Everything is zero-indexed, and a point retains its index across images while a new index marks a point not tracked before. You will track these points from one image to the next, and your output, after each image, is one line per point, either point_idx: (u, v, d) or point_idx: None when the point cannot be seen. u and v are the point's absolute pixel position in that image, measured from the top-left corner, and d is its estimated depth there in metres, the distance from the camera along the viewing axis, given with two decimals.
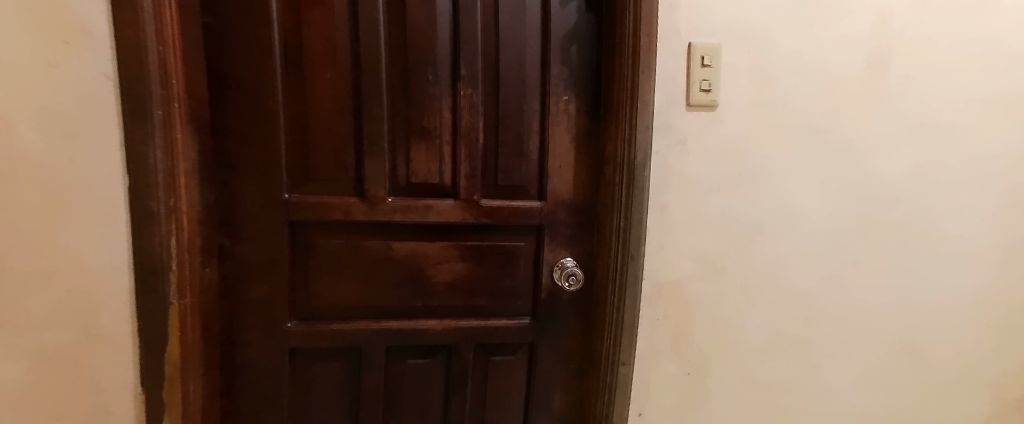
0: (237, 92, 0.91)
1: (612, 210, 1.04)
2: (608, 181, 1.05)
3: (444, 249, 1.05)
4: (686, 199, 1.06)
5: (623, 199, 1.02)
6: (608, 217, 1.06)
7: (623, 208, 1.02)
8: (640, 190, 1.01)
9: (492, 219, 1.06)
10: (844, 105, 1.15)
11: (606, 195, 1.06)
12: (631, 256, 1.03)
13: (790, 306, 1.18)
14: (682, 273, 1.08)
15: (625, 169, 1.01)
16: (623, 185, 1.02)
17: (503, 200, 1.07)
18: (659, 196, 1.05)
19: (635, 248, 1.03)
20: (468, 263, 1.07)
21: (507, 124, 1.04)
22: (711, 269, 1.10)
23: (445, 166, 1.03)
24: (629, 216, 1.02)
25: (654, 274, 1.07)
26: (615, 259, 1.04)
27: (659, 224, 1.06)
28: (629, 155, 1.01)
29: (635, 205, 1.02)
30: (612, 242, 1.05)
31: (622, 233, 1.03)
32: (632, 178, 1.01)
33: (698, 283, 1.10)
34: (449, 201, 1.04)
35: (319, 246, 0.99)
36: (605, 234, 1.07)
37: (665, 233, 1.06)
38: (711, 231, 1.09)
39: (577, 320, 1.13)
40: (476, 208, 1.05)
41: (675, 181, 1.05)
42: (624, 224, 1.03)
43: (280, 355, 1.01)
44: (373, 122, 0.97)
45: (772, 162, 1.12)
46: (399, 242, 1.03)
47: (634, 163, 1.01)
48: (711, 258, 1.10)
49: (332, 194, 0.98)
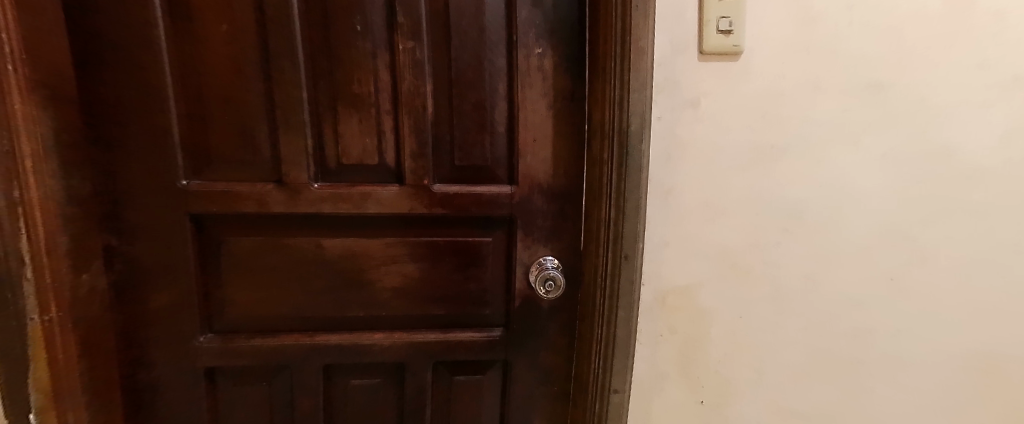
0: (114, 53, 0.73)
1: (599, 197, 0.80)
2: (596, 159, 0.80)
3: (389, 248, 0.85)
4: (698, 182, 0.81)
5: (612, 183, 0.77)
6: (593, 206, 0.82)
7: (612, 194, 0.78)
8: (635, 170, 0.76)
9: (449, 210, 0.84)
10: (918, 49, 0.85)
11: (593, 179, 0.81)
12: (624, 258, 0.79)
13: (837, 316, 0.92)
14: (692, 276, 0.84)
15: (614, 144, 0.76)
16: (611, 164, 0.77)
17: (462, 185, 0.85)
18: (660, 178, 0.80)
19: (629, 248, 0.79)
20: (421, 264, 0.86)
21: (462, 87, 0.81)
22: (731, 272, 0.85)
23: (385, 144, 0.82)
24: (620, 205, 0.77)
25: (655, 279, 0.83)
26: (603, 260, 0.81)
27: (661, 215, 0.81)
28: (619, 124, 0.76)
29: (629, 191, 0.77)
30: (600, 240, 0.81)
31: (610, 227, 0.79)
32: (624, 155, 0.76)
33: (713, 289, 0.85)
34: (393, 187, 0.82)
35: (232, 245, 0.81)
36: (591, 228, 0.83)
37: (670, 227, 0.81)
38: (732, 223, 0.84)
39: (561, 333, 0.91)
40: (427, 195, 0.83)
41: (684, 157, 0.80)
42: (615, 215, 0.78)
43: (193, 376, 0.84)
44: (288, 88, 0.77)
45: (816, 128, 0.85)
46: (332, 239, 0.83)
47: (626, 135, 0.75)
48: (731, 258, 0.85)
49: (243, 180, 0.79)
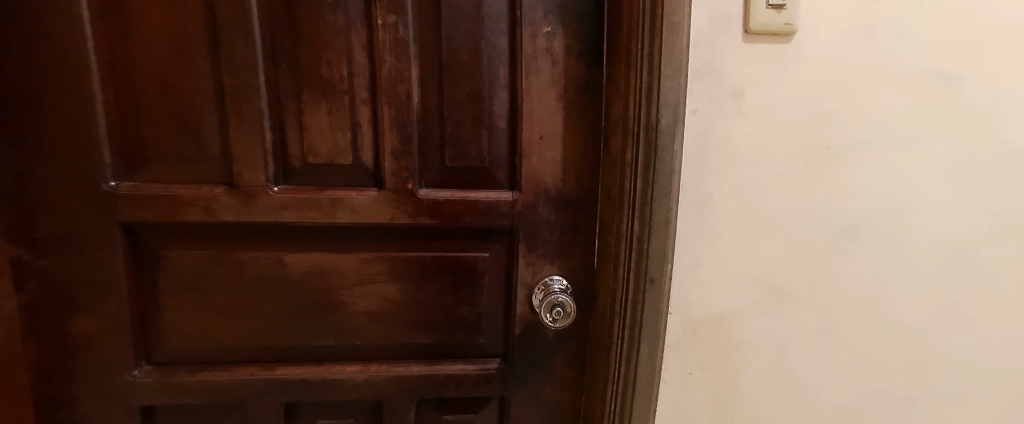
0: (24, 25, 0.59)
1: (620, 208, 0.65)
2: (616, 160, 0.66)
3: (364, 265, 0.71)
4: (738, 190, 0.67)
5: (636, 190, 0.63)
6: (611, 218, 0.68)
7: (636, 203, 0.64)
8: (664, 175, 0.62)
9: (437, 220, 0.70)
10: (1001, 34, 0.71)
11: (612, 184, 0.67)
12: (649, 281, 0.65)
13: (894, 350, 0.78)
14: (729, 303, 0.70)
15: (640, 142, 0.62)
16: (635, 167, 0.63)
17: (454, 190, 0.70)
18: (694, 184, 0.65)
19: (654, 269, 0.64)
20: (403, 284, 0.72)
21: (454, 72, 0.67)
22: (773, 298, 0.71)
23: (361, 139, 0.67)
24: (644, 217, 0.63)
25: (685, 307, 0.68)
26: (623, 283, 0.67)
27: (694, 230, 0.66)
28: (645, 118, 0.62)
29: (656, 200, 0.63)
30: (619, 259, 0.66)
31: (631, 243, 0.65)
32: (651, 156, 0.62)
33: (751, 318, 0.71)
34: (371, 192, 0.68)
35: (172, 259, 0.67)
36: (608, 243, 0.69)
37: (704, 244, 0.67)
38: (777, 239, 0.70)
39: (568, 366, 0.77)
40: (410, 202, 0.69)
41: (723, 158, 0.66)
42: (638, 229, 0.64)
43: (127, 416, 0.70)
44: (241, 69, 0.63)
45: (878, 126, 0.71)
46: (296, 253, 0.69)
47: (655, 131, 0.61)
48: (774, 281, 0.71)
49: (186, 182, 0.65)
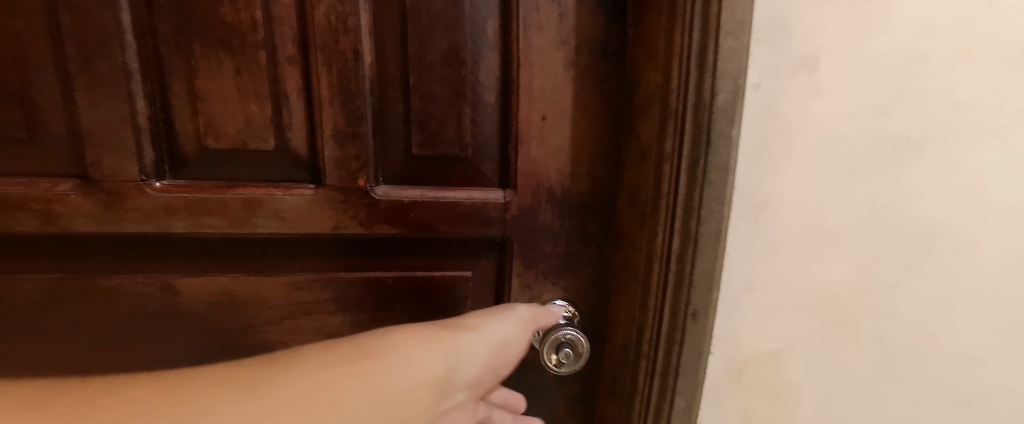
0: None
1: (653, 217, 0.48)
2: (647, 152, 0.48)
3: (297, 293, 0.51)
4: (802, 194, 0.51)
5: (677, 195, 0.46)
6: (637, 229, 0.50)
7: (676, 212, 0.46)
8: (718, 174, 0.45)
9: (400, 230, 0.51)
10: None
11: (641, 184, 0.50)
12: (690, 317, 0.48)
13: (965, 388, 0.64)
14: (783, 338, 0.54)
15: (686, 127, 0.45)
16: (677, 161, 0.46)
17: (424, 188, 0.51)
18: (750, 186, 0.49)
19: (698, 301, 0.48)
20: (353, 315, 0.53)
21: (424, 21, 0.47)
22: (832, 329, 0.57)
23: (286, 115, 0.46)
24: (687, 231, 0.46)
25: (729, 344, 0.53)
26: (653, 318, 0.50)
27: (747, 246, 0.51)
28: (696, 93, 0.44)
29: (705, 209, 0.45)
30: (649, 286, 0.49)
31: (667, 265, 0.48)
32: (702, 148, 0.44)
33: (805, 356, 0.56)
34: (305, 191, 0.47)
35: (1, 288, 0.45)
36: (633, 263, 0.51)
37: (759, 264, 0.51)
38: (842, 257, 0.55)
39: (571, 413, 0.60)
40: (362, 204, 0.49)
41: (787, 152, 0.49)
42: (678, 246, 0.47)
43: None
44: (92, 3, 0.41)
45: (972, 111, 0.54)
46: (194, 278, 0.48)
47: (710, 113, 0.44)
48: (835, 309, 0.56)
49: (20, 175, 0.43)
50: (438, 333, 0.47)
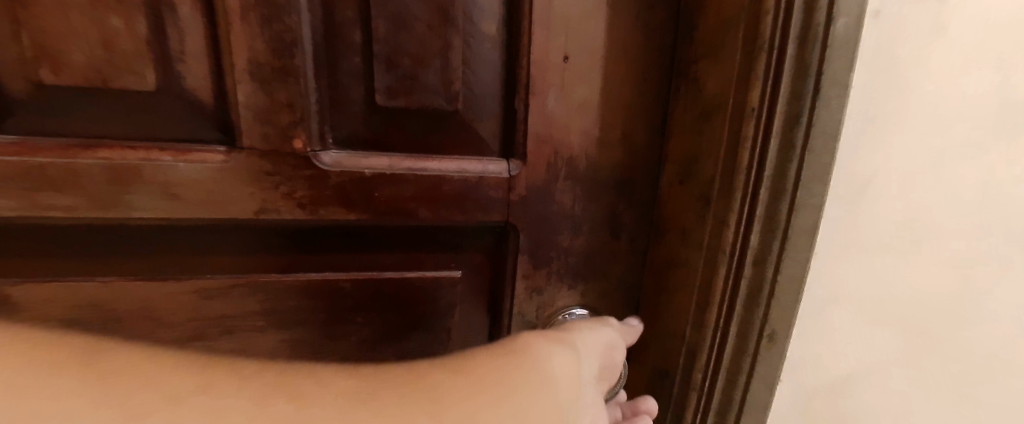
0: None
1: (724, 203, 0.34)
2: (717, 109, 0.34)
3: (208, 304, 0.35)
4: (911, 174, 0.38)
5: (764, 171, 0.32)
6: (693, 219, 0.36)
7: (760, 196, 0.32)
8: (825, 140, 0.31)
9: (361, 214, 0.35)
10: None
11: (705, 155, 0.35)
12: (766, 339, 0.35)
13: None
14: (863, 356, 0.43)
15: (785, 68, 0.30)
16: (766, 122, 0.31)
17: (395, 156, 0.36)
18: (853, 162, 0.36)
19: (778, 319, 0.35)
20: (297, 333, 0.37)
21: None
22: (919, 349, 0.44)
23: (174, 38, 0.29)
24: (774, 223, 0.33)
25: (798, 362, 0.42)
26: (712, 340, 0.36)
27: (839, 242, 0.39)
28: (803, 15, 0.29)
29: (803, 192, 0.32)
30: (710, 299, 0.36)
31: (739, 270, 0.34)
32: (806, 101, 0.30)
33: (883, 380, 0.45)
34: (213, 156, 0.31)
35: None
36: (687, 266, 0.37)
37: (849, 265, 0.40)
38: (946, 259, 0.41)
39: None
40: (302, 178, 0.33)
41: (902, 116, 0.36)
42: (757, 244, 0.33)
43: None
44: None
45: None
46: (42, 285, 0.31)
47: (823, 46, 0.29)
48: (926, 324, 0.43)
49: None
50: (559, 333, 0.35)
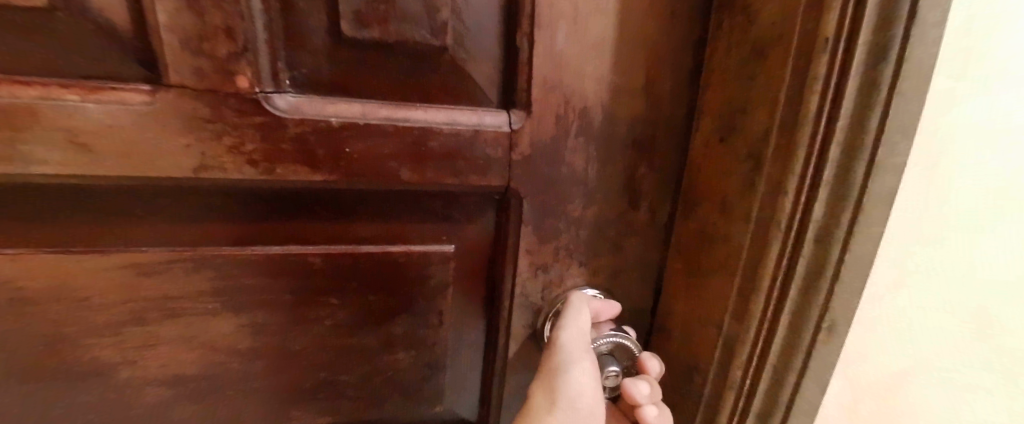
0: None
1: (783, 164, 0.27)
2: (774, 44, 0.27)
3: (145, 281, 0.29)
4: (1004, 135, 0.31)
5: (838, 122, 0.25)
6: (736, 185, 0.30)
7: (830, 154, 0.26)
8: (916, 83, 0.25)
9: (327, 175, 0.29)
10: None
11: (755, 105, 0.29)
12: (823, 332, 0.30)
13: None
14: (939, 355, 0.36)
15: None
16: (845, 57, 0.25)
17: (369, 103, 0.29)
18: (940, 118, 0.30)
19: (838, 308, 0.29)
20: (257, 318, 0.32)
21: None
22: (998, 352, 0.37)
23: None
24: (845, 191, 0.27)
25: (855, 363, 0.35)
26: (757, 333, 0.31)
27: (914, 217, 0.32)
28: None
29: (886, 149, 0.26)
30: (759, 283, 0.30)
31: (797, 248, 0.28)
32: (899, 27, 0.24)
33: (955, 387, 0.38)
34: (133, 96, 0.24)
35: None
36: (730, 245, 0.31)
37: (926, 246, 0.33)
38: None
39: None
40: (251, 128, 0.26)
41: (998, 62, 0.30)
42: (822, 217, 0.27)
43: None
44: None
45: None
46: None
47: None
48: (1009, 321, 0.36)
49: None
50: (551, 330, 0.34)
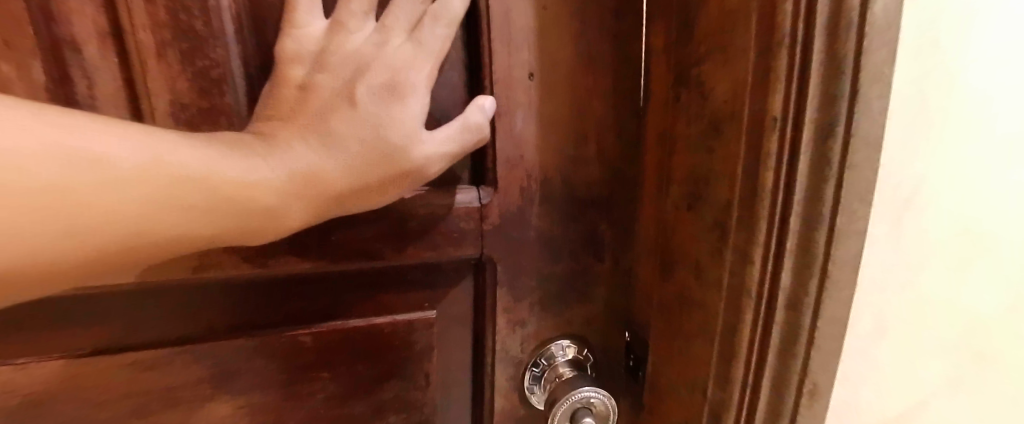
0: None
1: (745, 234, 0.28)
2: (729, 120, 0.28)
3: (146, 376, 0.31)
4: (961, 197, 0.33)
5: (793, 196, 0.26)
6: (709, 253, 0.31)
7: (790, 225, 0.27)
8: (869, 150, 0.25)
9: (315, 262, 0.32)
10: None
11: (721, 177, 0.29)
12: (806, 398, 0.30)
13: None
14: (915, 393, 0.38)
15: (813, 66, 0.23)
16: (794, 134, 0.25)
17: None
18: (899, 190, 0.31)
19: (818, 372, 0.30)
20: (255, 397, 0.34)
21: None
22: (967, 374, 0.39)
23: (83, 80, 0.26)
24: (809, 259, 0.27)
25: (839, 401, 0.36)
26: (742, 399, 0.31)
27: (886, 263, 0.33)
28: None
29: (845, 216, 0.26)
30: (736, 351, 0.30)
31: (770, 314, 0.29)
32: (842, 106, 0.24)
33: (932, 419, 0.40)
34: None
35: None
36: (705, 311, 0.32)
37: (897, 287, 0.34)
38: (993, 284, 0.37)
39: None
40: None
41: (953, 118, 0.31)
42: (790, 285, 0.28)
43: None
44: None
45: None
46: None
47: (860, 32, 0.23)
48: (973, 350, 0.39)
49: None
50: None
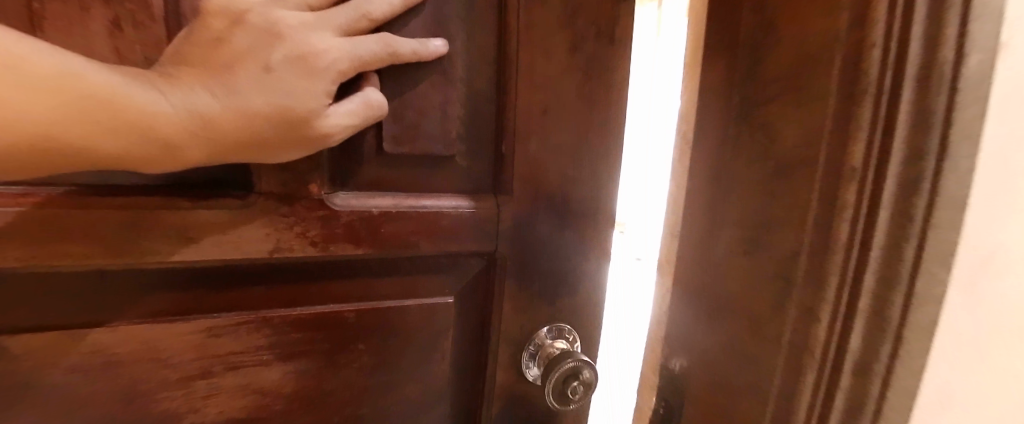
0: None
1: (813, 288, 0.27)
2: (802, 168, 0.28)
3: (216, 340, 0.36)
4: None
5: (868, 257, 0.25)
6: (768, 305, 0.30)
7: (866, 283, 0.25)
8: (954, 211, 0.24)
9: (366, 249, 0.39)
10: None
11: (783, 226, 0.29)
12: None
13: None
14: None
15: (899, 121, 0.23)
16: (874, 191, 0.24)
17: (397, 195, 0.40)
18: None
19: None
20: (301, 362, 0.39)
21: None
22: None
23: None
24: (881, 321, 0.26)
25: None
26: None
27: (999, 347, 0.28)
28: (925, 50, 0.22)
29: (925, 277, 0.24)
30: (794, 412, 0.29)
31: (834, 382, 0.27)
32: (932, 157, 0.23)
33: None
34: (231, 202, 0.34)
35: None
36: (754, 368, 0.32)
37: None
38: None
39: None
40: (314, 219, 0.37)
41: None
42: (859, 348, 0.26)
43: None
44: None
45: None
46: (50, 336, 0.32)
47: (951, 92, 0.22)
48: None
49: None
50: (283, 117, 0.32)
